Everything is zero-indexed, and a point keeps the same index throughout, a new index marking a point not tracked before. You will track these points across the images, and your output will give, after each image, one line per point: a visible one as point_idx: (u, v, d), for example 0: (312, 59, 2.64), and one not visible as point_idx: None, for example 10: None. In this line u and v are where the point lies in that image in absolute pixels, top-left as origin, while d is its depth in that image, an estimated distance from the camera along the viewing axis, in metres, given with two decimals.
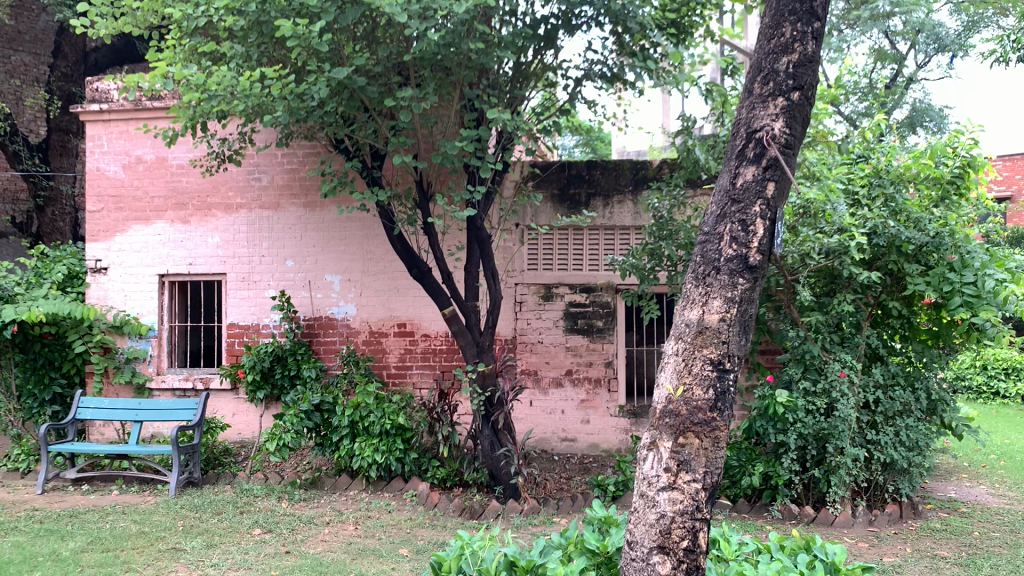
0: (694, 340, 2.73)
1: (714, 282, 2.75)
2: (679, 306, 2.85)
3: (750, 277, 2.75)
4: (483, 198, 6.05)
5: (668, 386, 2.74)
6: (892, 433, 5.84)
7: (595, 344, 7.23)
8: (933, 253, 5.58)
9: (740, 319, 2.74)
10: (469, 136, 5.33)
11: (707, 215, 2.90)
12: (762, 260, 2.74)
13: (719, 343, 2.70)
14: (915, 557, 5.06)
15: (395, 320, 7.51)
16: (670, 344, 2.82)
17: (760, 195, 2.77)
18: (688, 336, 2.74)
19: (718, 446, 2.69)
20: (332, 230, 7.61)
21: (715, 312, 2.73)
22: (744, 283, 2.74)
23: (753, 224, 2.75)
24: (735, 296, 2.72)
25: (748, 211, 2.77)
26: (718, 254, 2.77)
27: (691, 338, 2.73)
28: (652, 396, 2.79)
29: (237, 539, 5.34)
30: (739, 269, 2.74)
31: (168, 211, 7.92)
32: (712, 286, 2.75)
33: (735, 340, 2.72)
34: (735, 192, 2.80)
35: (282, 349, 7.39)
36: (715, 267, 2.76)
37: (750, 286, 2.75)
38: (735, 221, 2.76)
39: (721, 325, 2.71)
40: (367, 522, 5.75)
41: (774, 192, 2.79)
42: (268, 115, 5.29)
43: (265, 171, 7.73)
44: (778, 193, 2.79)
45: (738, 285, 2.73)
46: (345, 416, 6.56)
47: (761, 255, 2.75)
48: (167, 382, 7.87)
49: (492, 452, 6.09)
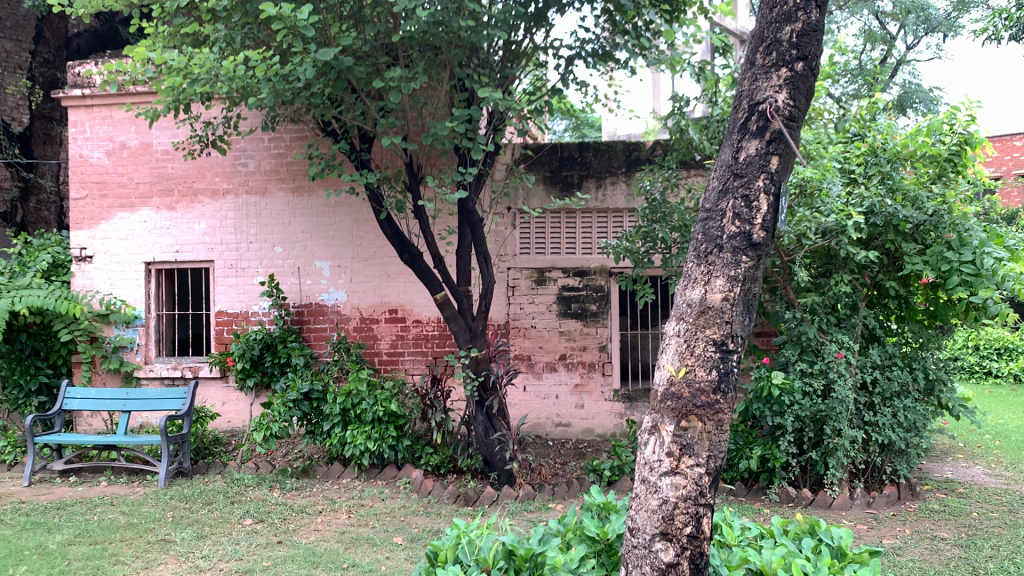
0: (696, 321, 2.64)
1: (716, 260, 2.66)
2: (680, 286, 2.76)
3: (754, 254, 2.66)
4: (474, 181, 5.94)
5: (669, 367, 2.65)
6: (890, 414, 5.79)
7: (589, 328, 7.15)
8: (931, 232, 5.51)
9: (743, 298, 2.66)
10: (460, 117, 5.22)
11: (709, 191, 2.81)
12: (765, 237, 2.66)
13: (721, 323, 2.62)
14: (915, 538, 5.01)
15: (386, 306, 7.40)
16: (671, 325, 2.73)
17: (764, 169, 2.68)
18: (690, 316, 2.66)
19: (721, 429, 2.61)
20: (321, 216, 7.49)
21: (717, 292, 2.64)
22: (747, 260, 2.65)
23: (756, 199, 2.67)
24: (738, 275, 2.64)
25: (751, 186, 2.68)
26: (720, 232, 2.68)
27: (693, 318, 2.65)
28: (653, 378, 2.71)
29: (227, 529, 5.25)
30: (742, 247, 2.65)
31: (153, 198, 7.78)
32: (715, 264, 2.66)
33: (738, 320, 2.64)
34: (737, 166, 2.71)
35: (272, 337, 7.30)
36: (718, 245, 2.67)
37: (753, 264, 2.66)
38: (738, 197, 2.68)
39: (724, 304, 2.63)
40: (360, 510, 5.67)
41: (778, 166, 2.70)
42: (252, 98, 5.15)
43: (252, 155, 7.60)
44: (782, 167, 2.70)
45: (741, 263, 2.64)
46: (336, 404, 6.48)
47: (764, 232, 2.67)
48: (155, 371, 7.75)
49: (487, 437, 6.04)
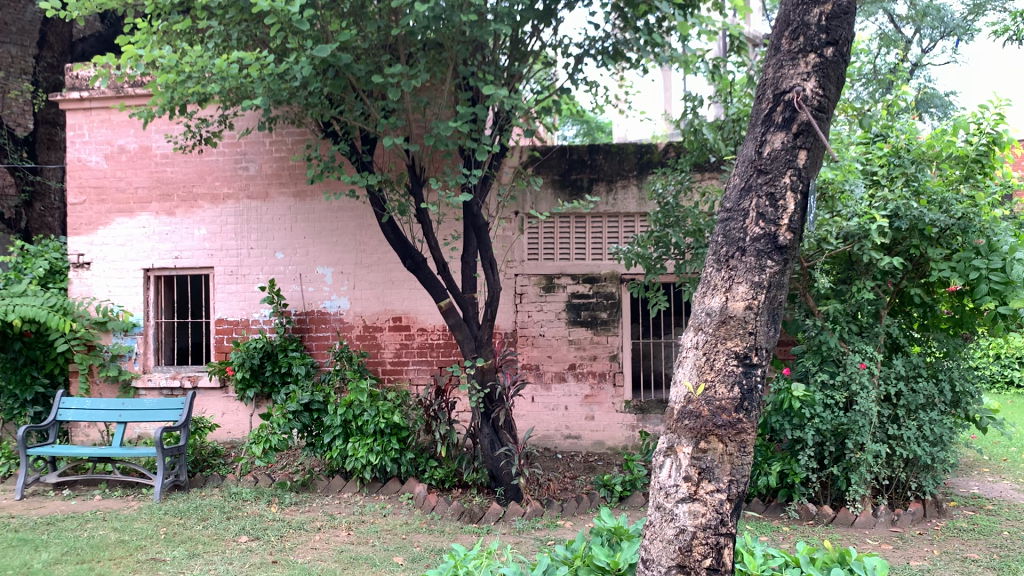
0: (716, 331, 2.40)
1: (738, 264, 2.43)
2: (697, 294, 2.53)
3: (780, 258, 2.42)
4: (480, 184, 5.72)
5: (687, 383, 2.41)
6: (915, 428, 5.52)
7: (599, 337, 6.91)
8: (958, 236, 5.22)
9: (768, 307, 2.41)
10: (464, 116, 5.00)
11: (729, 189, 2.58)
12: (793, 240, 2.42)
13: (746, 335, 2.38)
14: (944, 560, 4.75)
15: (390, 314, 7.19)
16: (689, 336, 2.49)
17: (791, 165, 2.44)
18: (710, 327, 2.42)
19: (745, 450, 2.37)
20: (324, 221, 7.29)
21: (739, 300, 2.41)
22: (773, 265, 2.41)
23: (783, 198, 2.43)
24: (763, 281, 2.40)
25: (776, 183, 2.44)
26: (742, 234, 2.44)
27: (713, 329, 2.41)
28: (669, 395, 2.48)
29: (221, 547, 5.03)
30: (767, 250, 2.41)
31: (152, 203, 7.60)
32: (736, 268, 2.43)
33: (762, 331, 2.40)
34: (761, 162, 2.47)
35: (273, 346, 7.11)
36: (740, 248, 2.44)
37: (779, 269, 2.42)
38: (762, 196, 2.44)
39: (747, 314, 2.39)
40: (360, 527, 5.44)
41: (807, 161, 2.46)
42: (246, 98, 4.95)
43: (253, 159, 7.41)
44: (811, 163, 2.46)
45: (765, 268, 2.41)
46: (337, 416, 6.24)
47: (791, 234, 2.43)
48: (153, 380, 7.55)
49: (493, 451, 5.79)
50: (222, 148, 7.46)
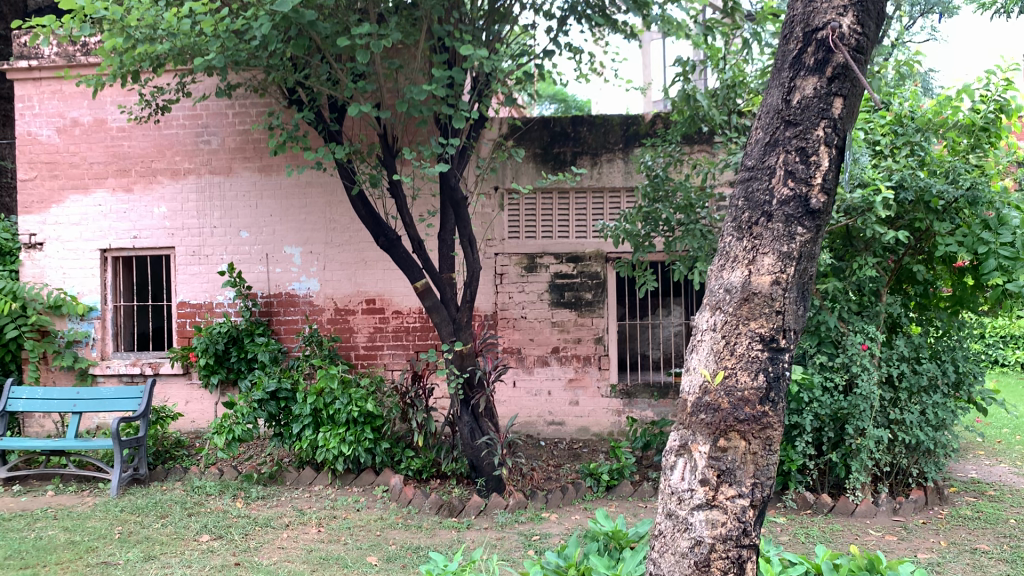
0: (737, 311, 2.21)
1: (763, 232, 2.23)
2: (714, 267, 2.33)
3: (811, 223, 2.23)
4: (457, 155, 5.33)
5: (703, 371, 2.21)
6: (918, 412, 5.25)
7: (584, 319, 6.57)
8: (965, 209, 4.87)
9: (798, 282, 2.22)
10: (439, 80, 4.62)
11: (751, 144, 2.36)
12: (826, 203, 2.22)
13: (774, 316, 2.19)
14: (953, 551, 4.48)
15: (363, 296, 6.80)
16: (705, 316, 2.29)
17: (825, 115, 2.23)
18: (731, 306, 2.22)
19: (770, 448, 2.18)
20: (291, 198, 6.87)
21: (765, 273, 2.21)
22: (804, 232, 2.21)
23: (815, 153, 2.22)
24: (792, 251, 2.21)
25: (808, 136, 2.23)
26: (769, 197, 2.24)
27: (734, 308, 2.21)
28: (681, 385, 2.28)
29: (180, 548, 4.65)
30: (798, 214, 2.22)
31: (108, 179, 7.14)
32: (762, 238, 2.23)
33: (791, 310, 2.21)
34: (790, 112, 2.26)
35: (238, 330, 6.71)
36: (766, 213, 2.24)
37: (811, 236, 2.23)
38: (792, 151, 2.23)
39: (774, 290, 2.19)
40: (332, 523, 5.09)
41: (843, 110, 2.24)
42: (201, 59, 4.54)
43: (216, 132, 6.97)
44: (847, 111, 2.25)
45: (795, 236, 2.21)
46: (306, 404, 5.86)
47: (824, 196, 2.23)
48: (112, 367, 7.12)
49: (473, 440, 5.44)
50: (182, 120, 7.01)
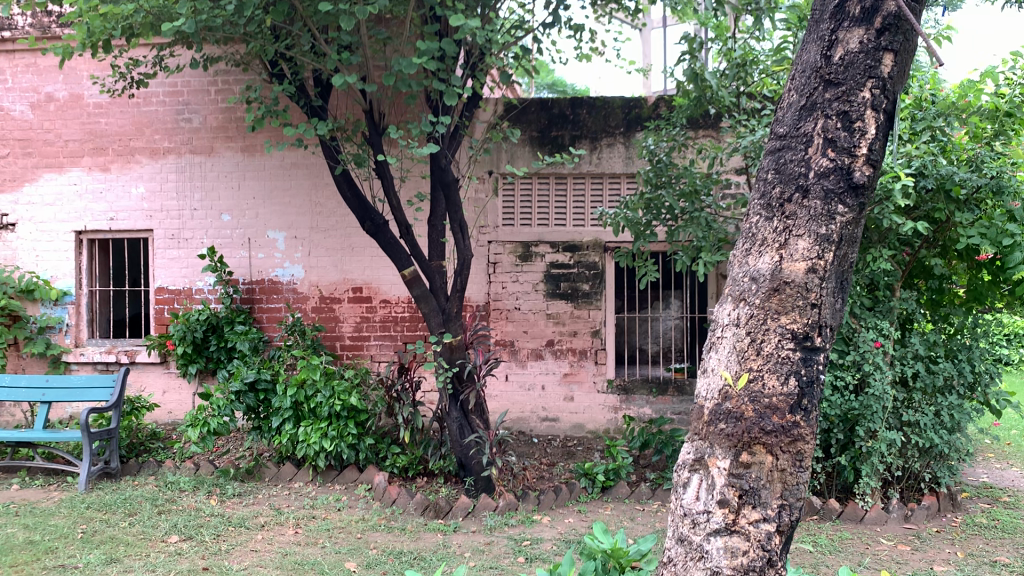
0: (766, 302, 2.08)
1: (799, 211, 2.10)
2: (739, 253, 2.21)
3: (854, 200, 2.10)
4: (447, 135, 5.01)
5: (724, 374, 2.09)
6: (932, 413, 4.97)
7: (580, 311, 6.27)
8: (989, 199, 4.62)
9: (836, 271, 2.10)
10: (428, 51, 4.31)
11: (783, 108, 2.24)
12: (871, 175, 2.09)
13: (809, 309, 2.07)
14: (970, 564, 4.21)
15: (349, 284, 6.48)
16: (728, 306, 2.16)
17: (872, 74, 2.10)
18: (758, 297, 2.09)
19: (799, 465, 2.05)
20: (276, 179, 6.55)
21: (799, 259, 2.08)
22: (846, 210, 2.09)
23: (860, 118, 2.09)
24: (831, 234, 2.08)
25: (853, 99, 2.10)
26: (805, 169, 2.11)
27: (762, 300, 2.09)
28: (698, 389, 2.15)
29: (146, 550, 4.35)
30: (840, 190, 2.08)
31: (84, 158, 6.81)
32: (796, 217, 2.10)
33: (828, 303, 2.09)
34: (832, 70, 2.13)
35: (217, 318, 6.41)
36: (802, 188, 2.11)
37: (854, 215, 2.10)
38: (833, 116, 2.10)
39: (810, 278, 2.07)
40: (310, 525, 4.78)
41: (892, 68, 2.12)
42: (172, 24, 4.23)
43: (197, 110, 6.64)
44: (897, 69, 2.12)
45: (835, 216, 2.08)
46: (287, 397, 5.55)
47: (869, 168, 2.10)
48: (86, 355, 6.81)
49: (461, 439, 5.13)
50: (161, 97, 6.67)
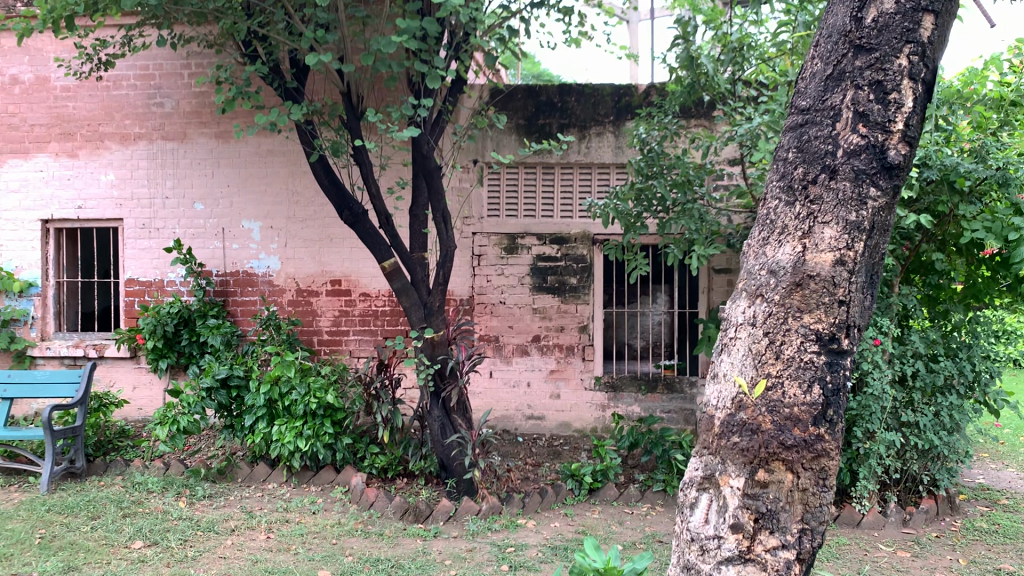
0: (789, 298, 1.97)
1: (826, 197, 1.99)
2: (755, 243, 2.10)
3: (887, 181, 1.99)
4: (429, 121, 4.77)
5: (739, 381, 1.98)
6: (932, 414, 4.81)
7: (567, 305, 6.05)
8: (995, 191, 4.43)
9: (866, 263, 2.00)
10: (409, 30, 4.07)
11: (807, 81, 2.13)
12: (906, 154, 1.98)
13: (836, 307, 1.96)
14: (973, 572, 4.04)
15: (328, 277, 6.23)
16: (745, 301, 2.05)
17: (909, 38, 1.99)
18: (779, 293, 1.98)
19: (822, 485, 1.94)
20: (251, 167, 6.29)
21: (825, 249, 1.97)
22: (878, 194, 1.98)
23: (895, 89, 1.98)
24: (861, 221, 1.97)
25: (887, 68, 1.99)
26: (833, 147, 2.00)
27: (784, 296, 1.98)
28: (710, 397, 2.05)
29: (106, 557, 4.10)
30: (874, 170, 1.97)
31: (51, 143, 6.52)
32: (822, 204, 1.99)
33: (857, 300, 1.99)
34: (863, 35, 2.02)
35: (189, 311, 6.15)
36: (830, 168, 1.99)
37: (888, 197, 2.00)
38: (865, 86, 1.99)
39: (837, 270, 1.96)
40: (283, 529, 4.55)
41: (932, 32, 2.00)
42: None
43: (169, 94, 6.36)
44: (936, 33, 2.01)
45: (867, 202, 1.97)
46: (260, 395, 5.30)
47: (905, 145, 1.98)
48: (52, 349, 6.52)
49: (443, 439, 4.92)
50: (132, 80, 6.39)
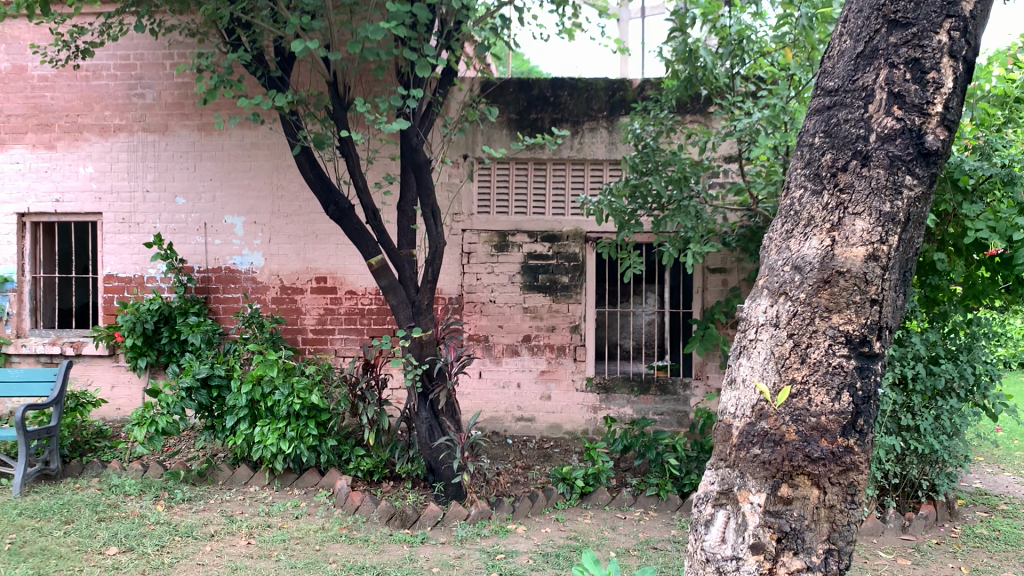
0: (817, 295, 1.87)
1: (857, 187, 1.88)
2: (778, 235, 2.01)
3: (924, 169, 1.88)
4: (419, 113, 4.62)
5: (761, 388, 1.89)
6: (932, 418, 4.72)
7: (559, 305, 5.91)
8: (1000, 189, 4.32)
9: (900, 258, 1.90)
10: (399, 17, 3.92)
11: (836, 59, 2.02)
12: (945, 139, 1.87)
13: (867, 307, 1.86)
14: None
15: (313, 273, 6.07)
16: (767, 298, 1.96)
17: (950, 12, 1.88)
18: (804, 292, 1.89)
19: (851, 502, 1.88)
20: (234, 160, 6.12)
21: (856, 243, 1.87)
22: (913, 182, 1.87)
23: (934, 68, 1.87)
24: (895, 213, 1.87)
25: (927, 45, 1.88)
26: (867, 131, 1.89)
27: (811, 293, 1.88)
28: (728, 404, 1.96)
29: (78, 564, 3.92)
30: (910, 157, 1.87)
31: (27, 134, 6.32)
32: (854, 194, 1.88)
33: (890, 300, 1.89)
34: (900, 9, 1.91)
35: (170, 308, 5.98)
36: (863, 155, 1.89)
37: (924, 187, 1.89)
38: (901, 64, 1.89)
39: (869, 266, 1.86)
40: (264, 535, 4.39)
41: (976, 5, 1.89)
42: None
43: (151, 85, 6.18)
44: (980, 6, 1.90)
45: (902, 192, 1.87)
46: (242, 395, 5.13)
47: (944, 130, 1.88)
48: (28, 347, 6.32)
49: (431, 441, 4.77)
50: (112, 70, 6.21)
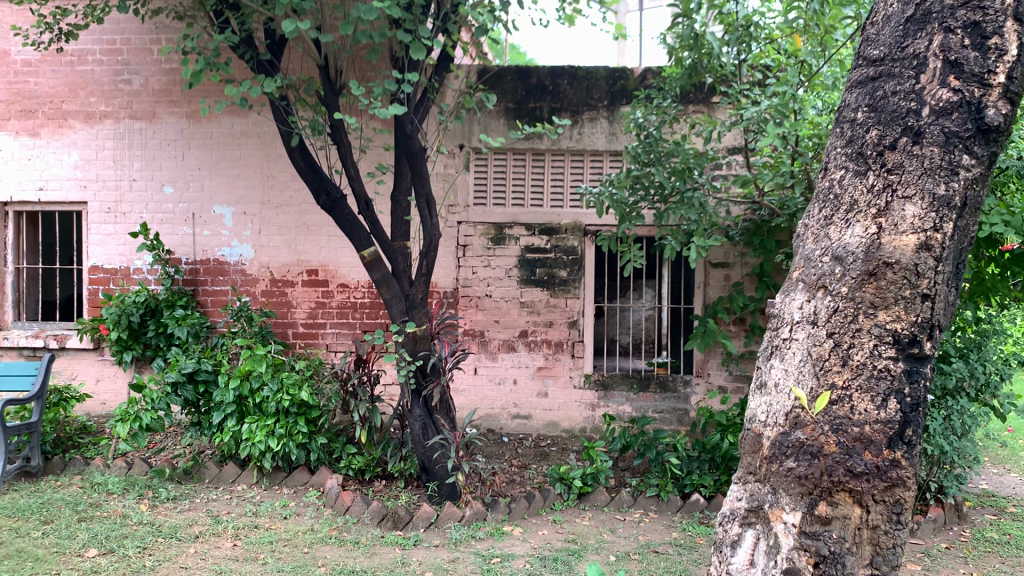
0: (863, 286, 1.75)
1: (908, 168, 1.75)
2: (816, 222, 1.88)
3: (982, 148, 1.74)
4: (414, 100, 4.45)
5: (798, 395, 1.77)
6: (942, 418, 4.51)
7: (556, 299, 5.75)
8: (1016, 182, 4.17)
9: (955, 247, 1.76)
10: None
11: (885, 28, 1.89)
12: (1007, 114, 1.74)
13: (918, 302, 1.73)
14: None
15: (304, 266, 5.90)
16: (806, 292, 1.83)
17: None
18: (847, 285, 1.76)
19: (896, 521, 1.77)
20: (223, 148, 5.94)
21: (906, 232, 1.73)
22: (971, 162, 1.73)
23: (995, 34, 1.74)
24: (951, 196, 1.73)
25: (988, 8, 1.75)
26: (920, 104, 1.76)
27: (857, 284, 1.75)
28: (759, 412, 1.84)
29: (56, 567, 3.75)
30: (968, 135, 1.73)
31: (10, 121, 6.13)
32: (904, 177, 1.75)
33: (943, 296, 1.75)
34: None
35: (156, 301, 5.81)
36: (915, 131, 1.75)
37: (982, 168, 1.75)
38: (959, 29, 1.76)
39: (921, 257, 1.72)
40: (251, 536, 4.23)
41: None
42: None
43: (138, 71, 6.00)
44: None
45: (960, 172, 1.73)
46: (230, 390, 4.96)
47: (1005, 103, 1.74)
48: (10, 340, 6.13)
49: (425, 440, 4.61)
50: (98, 55, 6.03)
